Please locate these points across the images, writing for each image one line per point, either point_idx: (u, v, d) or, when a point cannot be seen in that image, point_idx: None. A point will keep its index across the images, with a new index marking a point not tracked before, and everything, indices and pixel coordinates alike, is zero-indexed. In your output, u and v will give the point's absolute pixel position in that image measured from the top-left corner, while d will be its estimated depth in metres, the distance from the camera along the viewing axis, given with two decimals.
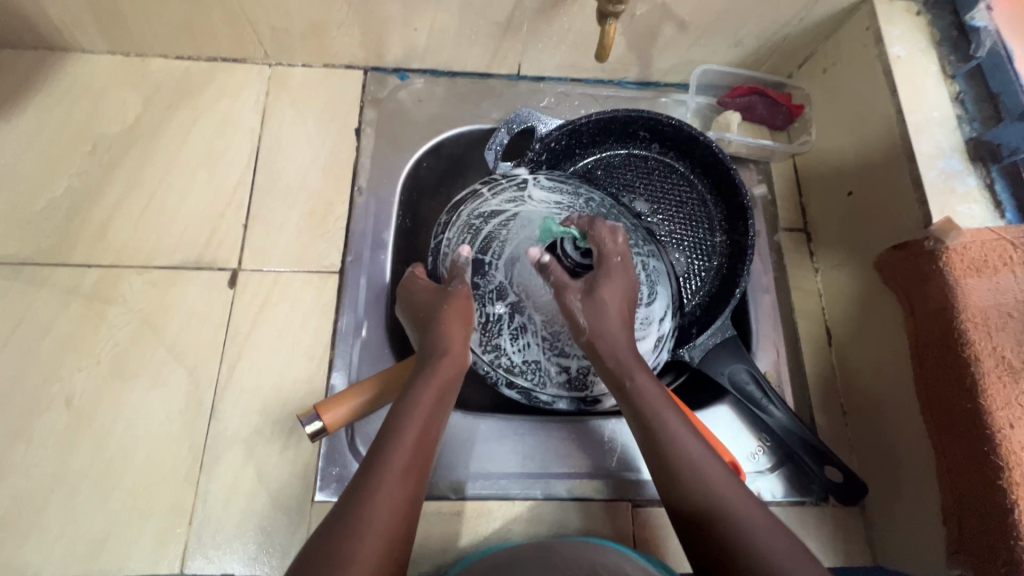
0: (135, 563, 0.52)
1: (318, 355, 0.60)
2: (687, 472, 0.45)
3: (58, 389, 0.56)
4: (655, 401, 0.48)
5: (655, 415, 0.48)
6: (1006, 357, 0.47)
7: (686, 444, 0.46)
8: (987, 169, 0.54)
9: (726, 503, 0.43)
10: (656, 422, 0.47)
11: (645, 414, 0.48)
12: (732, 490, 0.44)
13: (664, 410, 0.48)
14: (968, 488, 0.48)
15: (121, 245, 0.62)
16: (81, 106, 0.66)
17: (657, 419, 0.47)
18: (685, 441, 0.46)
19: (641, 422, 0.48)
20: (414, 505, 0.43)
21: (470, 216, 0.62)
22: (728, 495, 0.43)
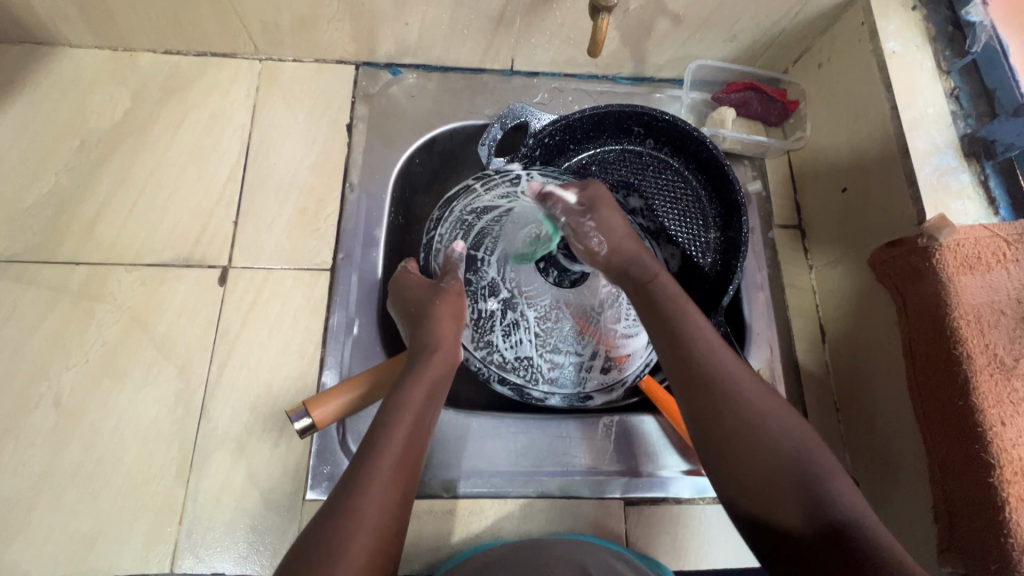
0: (125, 562, 0.51)
1: (309, 354, 0.59)
2: (725, 383, 0.44)
3: (47, 387, 0.55)
4: (691, 315, 0.49)
5: (692, 328, 0.47)
6: (998, 354, 0.47)
7: (723, 357, 0.46)
8: (981, 166, 0.54)
9: (765, 414, 0.43)
10: (692, 337, 0.47)
11: (685, 330, 0.47)
12: (767, 403, 0.44)
13: (698, 324, 0.48)
14: (958, 485, 0.48)
15: (110, 243, 0.61)
16: (68, 101, 0.65)
17: (694, 331, 0.47)
18: (723, 356, 0.46)
19: (672, 344, 0.47)
20: (403, 504, 0.43)
21: (463, 212, 0.62)
22: (763, 402, 0.44)
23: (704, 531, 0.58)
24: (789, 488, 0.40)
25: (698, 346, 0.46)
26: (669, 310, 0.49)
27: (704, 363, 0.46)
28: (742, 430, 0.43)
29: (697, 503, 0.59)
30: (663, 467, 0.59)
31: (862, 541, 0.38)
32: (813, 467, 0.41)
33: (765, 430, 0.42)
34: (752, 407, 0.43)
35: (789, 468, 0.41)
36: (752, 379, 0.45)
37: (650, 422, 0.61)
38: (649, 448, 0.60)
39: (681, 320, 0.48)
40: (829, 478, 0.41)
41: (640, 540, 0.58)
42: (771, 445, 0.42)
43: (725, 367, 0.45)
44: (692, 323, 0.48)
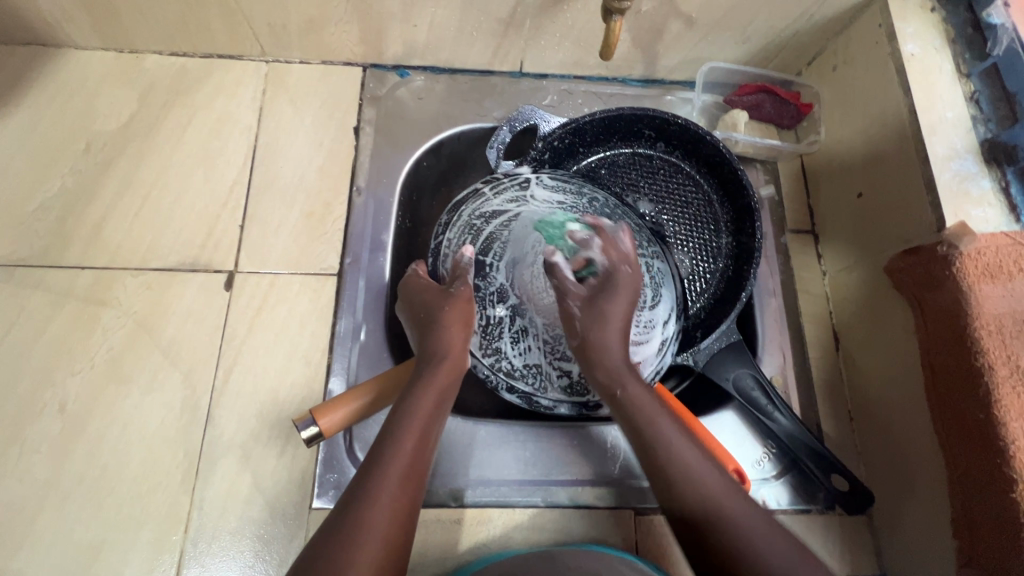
0: (130, 570, 0.51)
1: (316, 360, 0.59)
2: (694, 493, 0.43)
3: (52, 393, 0.55)
4: (646, 402, 0.47)
5: (659, 437, 0.45)
6: (1022, 366, 0.46)
7: (694, 466, 0.44)
8: (1000, 173, 0.52)
9: (739, 525, 0.41)
10: (661, 447, 0.45)
11: (653, 438, 0.45)
12: (732, 496, 0.43)
13: (665, 429, 0.46)
14: (980, 499, 0.47)
15: (116, 247, 0.60)
16: (74, 103, 0.65)
17: (661, 440, 0.45)
18: (692, 459, 0.44)
19: (638, 440, 0.46)
20: (411, 515, 0.42)
21: (471, 216, 0.61)
22: (736, 510, 0.42)
23: None
24: None
25: (665, 453, 0.45)
26: (636, 416, 0.46)
27: (670, 459, 0.44)
28: (720, 545, 0.41)
29: None
30: None
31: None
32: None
33: (744, 546, 0.41)
34: (729, 517, 0.42)
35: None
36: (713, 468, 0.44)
37: None
38: None
39: (648, 427, 0.46)
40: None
41: (651, 550, 0.57)
42: (750, 565, 0.40)
43: (695, 474, 0.44)
44: (649, 406, 0.47)
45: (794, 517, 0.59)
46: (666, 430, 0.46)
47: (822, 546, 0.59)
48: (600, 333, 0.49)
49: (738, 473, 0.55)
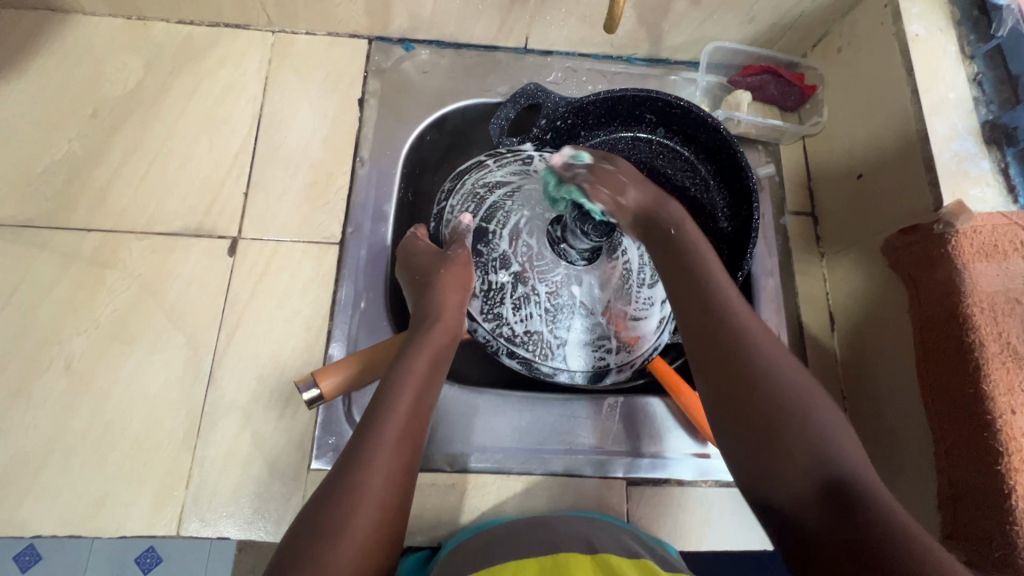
0: (132, 524, 0.52)
1: (317, 326, 0.60)
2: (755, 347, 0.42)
3: (58, 352, 0.56)
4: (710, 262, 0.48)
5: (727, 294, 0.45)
6: (1011, 343, 0.47)
7: (760, 334, 0.43)
8: (1001, 152, 0.53)
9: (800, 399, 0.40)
10: (714, 299, 0.45)
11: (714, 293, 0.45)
12: (765, 342, 0.43)
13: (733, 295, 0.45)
14: (964, 473, 0.48)
15: (121, 211, 0.61)
16: (82, 68, 0.66)
17: (732, 304, 0.44)
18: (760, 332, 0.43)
19: (692, 286, 0.46)
20: (409, 474, 0.44)
21: (475, 185, 0.62)
22: (777, 362, 0.42)
23: (706, 512, 0.58)
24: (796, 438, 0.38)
25: (726, 307, 0.44)
26: (697, 272, 0.47)
27: (719, 304, 0.44)
28: (768, 387, 0.40)
29: (700, 485, 0.59)
30: (666, 449, 0.60)
31: (867, 502, 0.35)
32: (812, 417, 0.39)
33: (773, 391, 0.40)
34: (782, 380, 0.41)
35: (797, 408, 0.39)
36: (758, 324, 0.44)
37: (657, 404, 0.61)
38: (652, 430, 0.60)
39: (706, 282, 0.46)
40: (822, 421, 0.39)
41: (642, 519, 0.58)
42: (791, 417, 0.39)
43: (764, 342, 0.42)
44: (698, 247, 0.49)
45: None
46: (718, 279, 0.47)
47: None
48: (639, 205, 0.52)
49: None
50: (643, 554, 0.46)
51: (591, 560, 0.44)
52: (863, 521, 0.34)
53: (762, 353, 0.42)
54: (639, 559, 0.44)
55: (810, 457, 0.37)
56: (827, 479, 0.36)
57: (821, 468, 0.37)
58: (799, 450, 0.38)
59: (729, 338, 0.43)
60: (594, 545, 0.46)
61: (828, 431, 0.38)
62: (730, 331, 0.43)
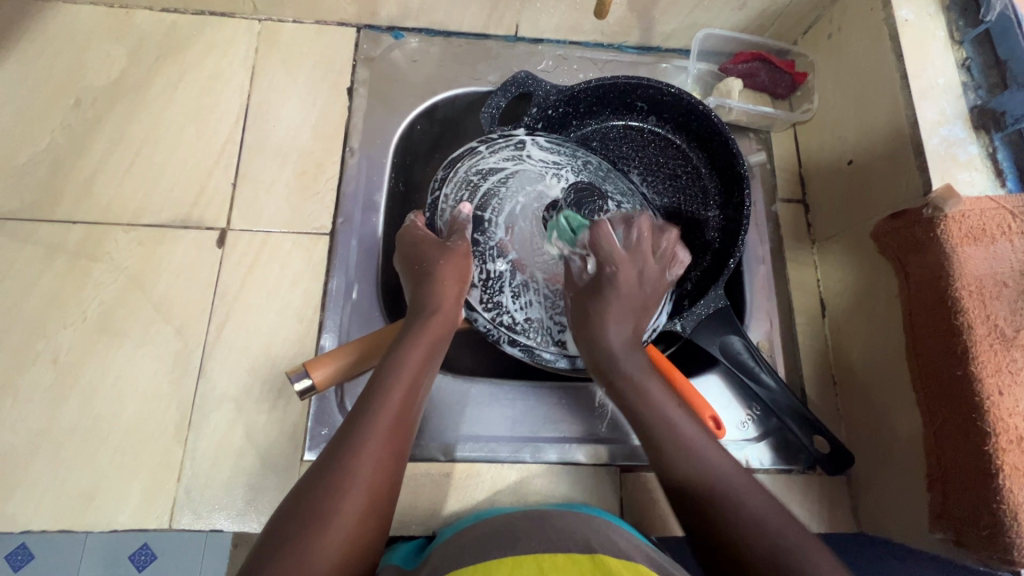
0: (122, 517, 0.52)
1: (308, 317, 0.59)
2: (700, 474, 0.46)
3: (44, 344, 0.55)
4: (648, 387, 0.50)
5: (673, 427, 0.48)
6: (998, 325, 0.47)
7: (708, 457, 0.47)
8: (990, 137, 0.53)
9: (744, 503, 0.43)
10: (668, 433, 0.48)
11: (656, 425, 0.49)
12: (728, 472, 0.46)
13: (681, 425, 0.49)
14: (952, 454, 0.48)
15: (107, 202, 0.60)
16: (64, 57, 0.64)
17: (673, 431, 0.48)
18: (685, 431, 0.48)
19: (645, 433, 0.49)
20: (398, 462, 0.44)
21: (468, 172, 0.60)
22: (736, 489, 0.44)
23: None
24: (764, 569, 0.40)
25: (649, 413, 0.49)
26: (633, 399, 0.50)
27: (665, 438, 0.48)
28: (693, 494, 0.45)
29: None
30: None
31: None
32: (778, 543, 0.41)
33: (732, 522, 0.43)
34: (732, 504, 0.43)
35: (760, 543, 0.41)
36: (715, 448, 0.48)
37: None
38: None
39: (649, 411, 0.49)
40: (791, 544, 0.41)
41: (636, 506, 0.58)
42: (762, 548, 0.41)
43: (691, 448, 0.47)
44: (642, 383, 0.50)
45: (774, 475, 0.61)
46: (668, 412, 0.49)
47: (803, 506, 0.60)
48: (605, 338, 0.52)
49: (714, 421, 0.56)
50: (637, 558, 0.43)
51: (588, 561, 0.41)
52: None
53: (720, 475, 0.45)
54: (633, 562, 0.42)
55: None
56: None
57: None
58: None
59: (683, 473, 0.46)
60: (591, 544, 0.44)
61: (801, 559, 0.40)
62: (681, 463, 0.46)
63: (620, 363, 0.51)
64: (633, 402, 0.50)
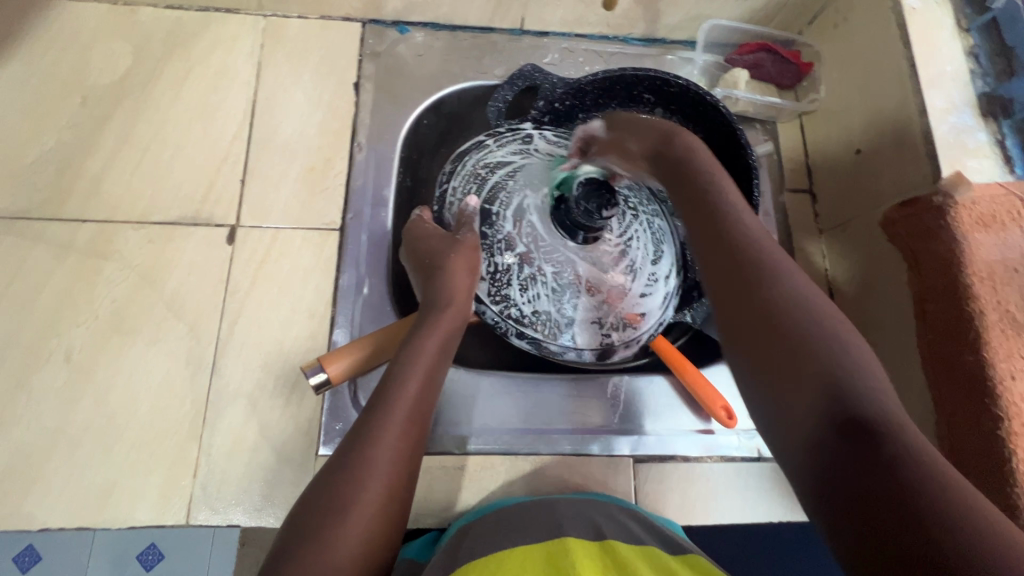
0: (140, 513, 0.52)
1: (320, 312, 0.59)
2: (794, 334, 0.37)
3: (57, 344, 0.55)
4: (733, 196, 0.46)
5: (775, 264, 0.41)
6: (1010, 310, 0.47)
7: (782, 260, 0.41)
8: (998, 124, 0.53)
9: (845, 354, 0.36)
10: (728, 215, 0.44)
11: (722, 215, 0.44)
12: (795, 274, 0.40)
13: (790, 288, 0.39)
14: (964, 439, 0.49)
15: (116, 200, 0.60)
16: (69, 54, 0.64)
17: (738, 219, 0.44)
18: (750, 226, 0.43)
19: (704, 213, 0.45)
20: (415, 455, 0.44)
21: (476, 165, 0.61)
22: (796, 288, 0.39)
23: (711, 487, 0.59)
24: (810, 357, 0.36)
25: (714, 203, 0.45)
26: (709, 197, 0.46)
27: (728, 221, 0.43)
28: (747, 273, 0.40)
29: (705, 460, 0.60)
30: (671, 425, 0.61)
31: (892, 439, 0.31)
32: (833, 337, 0.37)
33: (788, 305, 0.38)
34: (793, 293, 0.39)
35: (813, 333, 0.37)
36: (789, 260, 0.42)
37: (661, 382, 0.62)
38: (656, 407, 0.61)
39: (722, 208, 0.45)
40: (843, 343, 0.37)
41: (650, 495, 0.58)
42: (810, 335, 0.37)
43: (754, 238, 0.42)
44: (717, 183, 0.46)
45: None
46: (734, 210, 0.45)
47: None
48: (693, 159, 0.49)
49: (726, 410, 0.56)
50: (647, 540, 0.46)
51: (599, 545, 0.43)
52: (886, 456, 0.31)
53: (778, 272, 0.40)
54: (644, 545, 0.44)
55: (824, 380, 0.35)
56: (845, 410, 0.33)
57: (837, 392, 0.34)
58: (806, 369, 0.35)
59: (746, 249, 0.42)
60: (603, 532, 0.45)
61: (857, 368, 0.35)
62: (747, 242, 0.42)
63: (709, 171, 0.48)
64: (698, 194, 0.47)
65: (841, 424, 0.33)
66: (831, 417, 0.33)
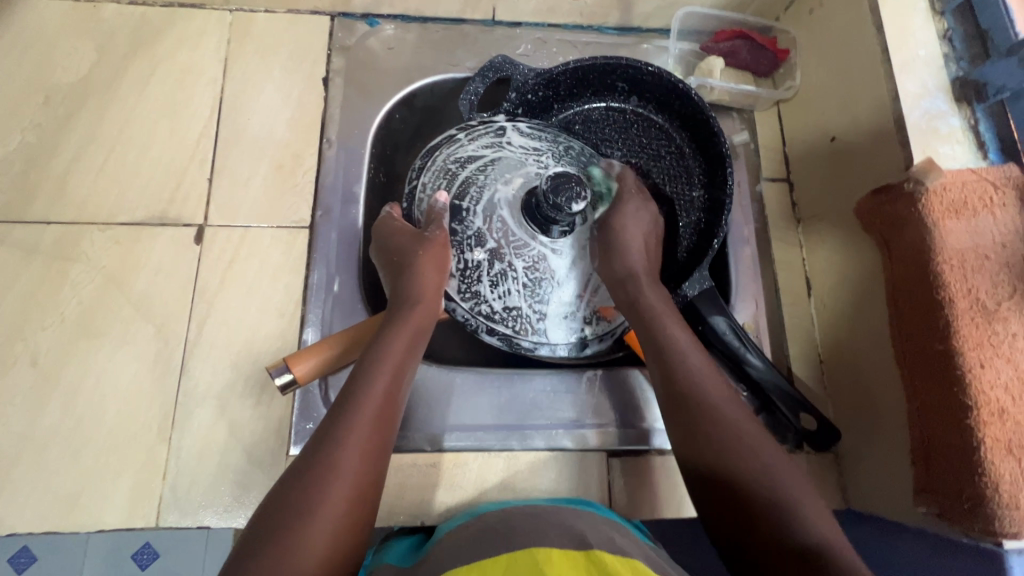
0: (109, 517, 0.52)
1: (290, 311, 0.59)
2: (742, 451, 0.44)
3: (23, 348, 0.55)
4: (650, 300, 0.53)
5: (696, 384, 0.48)
6: (980, 298, 0.46)
7: (707, 379, 0.48)
8: (971, 109, 0.52)
9: (759, 457, 0.43)
10: (666, 342, 0.50)
11: (656, 332, 0.51)
12: (710, 379, 0.48)
13: (709, 383, 0.48)
14: (936, 428, 0.48)
15: (81, 201, 0.60)
16: (31, 53, 0.63)
17: (668, 341, 0.50)
18: (685, 348, 0.50)
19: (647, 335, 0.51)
20: (382, 454, 0.44)
21: (446, 160, 0.59)
22: (724, 402, 0.47)
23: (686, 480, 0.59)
24: (735, 470, 0.43)
25: (651, 325, 0.52)
26: (646, 319, 0.52)
27: (664, 342, 0.50)
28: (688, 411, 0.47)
29: None
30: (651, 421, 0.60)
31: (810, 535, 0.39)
32: (758, 456, 0.43)
33: (712, 423, 0.45)
34: (711, 406, 0.46)
35: (732, 453, 0.44)
36: (714, 374, 0.49)
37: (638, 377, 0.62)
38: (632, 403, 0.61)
39: (658, 331, 0.51)
40: (768, 457, 0.43)
41: (624, 490, 0.58)
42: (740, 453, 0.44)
43: (684, 353, 0.49)
44: (652, 297, 0.53)
45: None
46: (668, 322, 0.51)
47: None
48: (625, 265, 0.54)
49: None
50: (633, 554, 0.42)
51: (583, 557, 0.40)
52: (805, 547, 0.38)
53: (707, 388, 0.47)
54: (630, 558, 0.41)
55: (757, 492, 0.42)
56: (745, 506, 0.42)
57: (744, 504, 0.42)
58: (750, 473, 0.43)
59: (681, 380, 0.48)
60: (586, 541, 0.43)
61: (771, 471, 0.43)
62: (681, 371, 0.48)
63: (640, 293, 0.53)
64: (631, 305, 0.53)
65: (732, 496, 0.42)
66: (755, 522, 0.41)
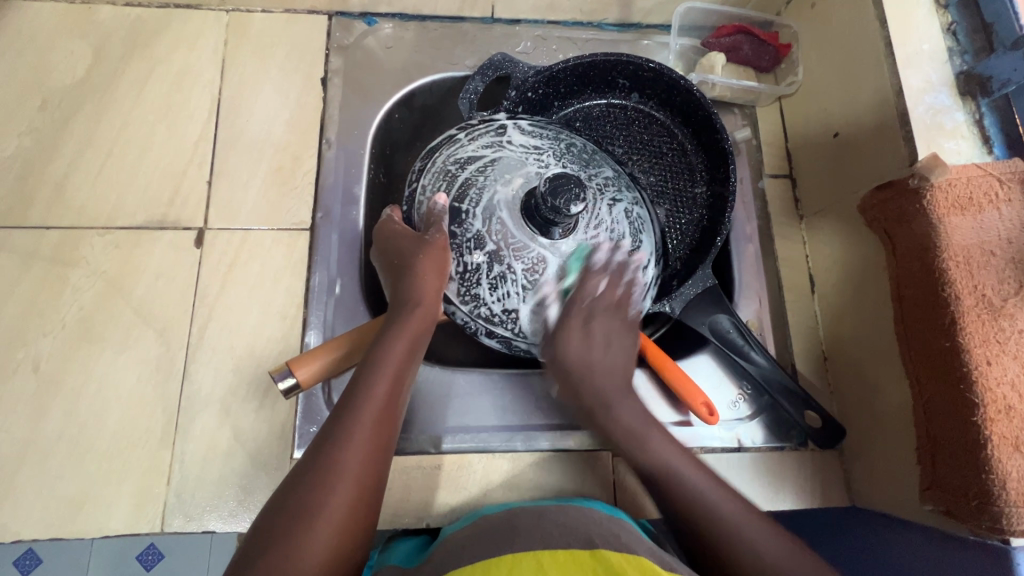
0: (114, 523, 0.51)
1: (292, 314, 0.58)
2: (732, 543, 0.44)
3: (24, 354, 0.54)
4: (611, 392, 0.52)
5: (678, 477, 0.47)
6: (986, 295, 0.46)
7: (685, 471, 0.48)
8: (976, 103, 0.51)
9: (756, 546, 0.43)
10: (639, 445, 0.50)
11: (629, 439, 0.50)
12: (691, 467, 0.48)
13: (672, 460, 0.48)
14: (942, 426, 0.48)
15: (80, 205, 0.59)
16: (26, 57, 0.62)
17: (642, 442, 0.50)
18: (656, 445, 0.49)
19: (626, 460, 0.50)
20: (384, 456, 0.44)
21: (446, 161, 0.59)
22: (705, 491, 0.46)
23: None
24: (737, 564, 0.43)
25: (619, 424, 0.51)
26: (613, 420, 0.51)
27: (637, 444, 0.50)
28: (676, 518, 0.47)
29: None
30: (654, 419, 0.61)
31: None
32: (753, 549, 0.43)
33: (700, 522, 0.45)
34: (697, 499, 0.46)
35: (727, 547, 0.44)
36: (692, 462, 0.49)
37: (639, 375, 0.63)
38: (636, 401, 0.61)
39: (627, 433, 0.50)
40: (763, 546, 0.43)
41: (629, 489, 0.58)
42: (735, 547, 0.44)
43: (658, 450, 0.49)
44: (610, 389, 0.52)
45: (766, 453, 0.61)
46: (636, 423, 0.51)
47: (796, 482, 0.60)
48: (584, 354, 0.53)
49: (706, 407, 0.55)
50: (640, 553, 0.42)
51: (589, 557, 0.40)
52: None
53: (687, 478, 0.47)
54: (637, 557, 0.41)
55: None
56: None
57: None
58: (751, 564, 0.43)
59: (663, 485, 0.48)
60: (593, 541, 0.43)
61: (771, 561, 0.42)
62: (660, 474, 0.48)
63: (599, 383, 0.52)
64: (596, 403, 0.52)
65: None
66: None
